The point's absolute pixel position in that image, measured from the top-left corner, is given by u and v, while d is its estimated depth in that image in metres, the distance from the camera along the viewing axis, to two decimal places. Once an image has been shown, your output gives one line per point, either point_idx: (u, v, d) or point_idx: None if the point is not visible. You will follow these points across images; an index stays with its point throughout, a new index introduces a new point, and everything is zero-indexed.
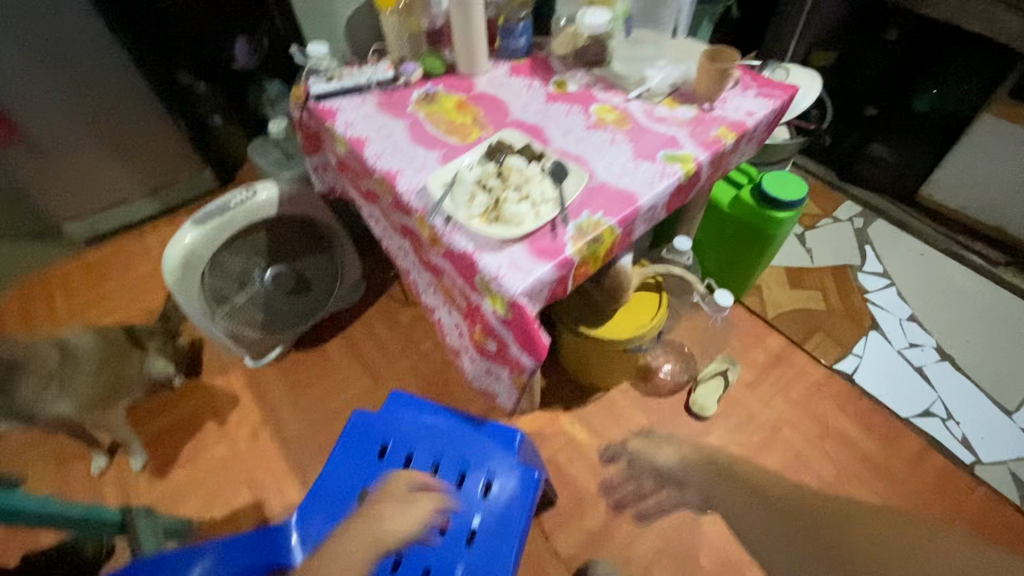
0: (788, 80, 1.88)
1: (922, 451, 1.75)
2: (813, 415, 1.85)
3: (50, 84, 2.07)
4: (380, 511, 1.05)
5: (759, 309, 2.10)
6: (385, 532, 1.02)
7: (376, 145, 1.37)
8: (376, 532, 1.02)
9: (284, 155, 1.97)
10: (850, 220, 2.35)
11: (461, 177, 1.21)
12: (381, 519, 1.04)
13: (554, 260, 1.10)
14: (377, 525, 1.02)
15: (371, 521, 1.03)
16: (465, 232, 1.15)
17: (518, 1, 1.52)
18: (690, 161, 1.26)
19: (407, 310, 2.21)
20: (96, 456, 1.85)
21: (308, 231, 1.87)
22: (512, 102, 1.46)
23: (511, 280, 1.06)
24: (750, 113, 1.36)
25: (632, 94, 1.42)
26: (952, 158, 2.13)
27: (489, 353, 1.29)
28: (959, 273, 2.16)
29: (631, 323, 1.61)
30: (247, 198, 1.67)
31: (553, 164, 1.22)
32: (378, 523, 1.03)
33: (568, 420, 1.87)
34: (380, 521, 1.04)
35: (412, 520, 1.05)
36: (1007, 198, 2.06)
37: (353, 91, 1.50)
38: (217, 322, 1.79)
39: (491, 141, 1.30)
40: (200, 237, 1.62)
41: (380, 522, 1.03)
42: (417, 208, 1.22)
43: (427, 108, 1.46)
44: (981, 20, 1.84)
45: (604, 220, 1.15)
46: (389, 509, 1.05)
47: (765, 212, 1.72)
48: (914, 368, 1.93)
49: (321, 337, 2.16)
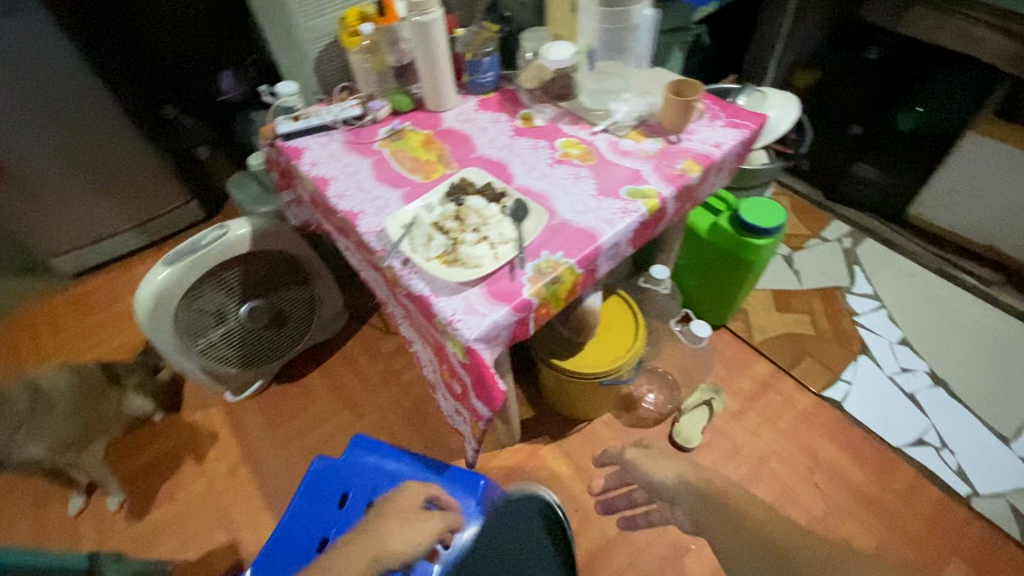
0: (765, 103, 1.86)
1: (915, 482, 1.69)
2: (801, 445, 1.79)
3: (35, 125, 2.08)
4: (389, 526, 1.05)
5: (745, 334, 2.06)
6: (390, 552, 1.02)
7: (340, 185, 1.36)
8: (379, 549, 1.02)
9: (262, 188, 1.97)
10: (838, 240, 2.31)
11: (419, 218, 1.19)
12: (386, 537, 1.03)
13: (512, 302, 1.06)
14: (384, 544, 1.03)
15: (380, 537, 1.03)
16: (422, 275, 1.12)
17: (484, 36, 1.52)
18: (654, 197, 1.24)
19: (388, 340, 2.20)
20: (74, 496, 1.84)
21: (285, 266, 1.86)
22: (478, 137, 1.45)
23: (465, 325, 1.03)
24: (717, 144, 1.34)
25: (598, 127, 1.41)
26: (939, 178, 2.08)
27: (455, 394, 1.25)
28: (951, 293, 2.11)
29: (609, 355, 1.57)
30: (219, 236, 1.66)
31: (513, 203, 1.21)
32: (388, 538, 1.03)
33: (548, 453, 1.83)
34: (388, 539, 1.04)
35: (426, 539, 1.05)
36: (998, 218, 2.01)
37: (321, 130, 1.50)
38: (191, 358, 1.78)
39: (453, 181, 1.29)
40: (172, 275, 1.61)
41: (385, 539, 1.03)
42: (376, 250, 1.20)
43: (394, 145, 1.45)
44: (962, 39, 1.81)
45: (563, 260, 1.12)
46: (397, 527, 1.04)
47: (743, 239, 1.69)
48: (905, 394, 1.87)
49: (303, 370, 2.14)
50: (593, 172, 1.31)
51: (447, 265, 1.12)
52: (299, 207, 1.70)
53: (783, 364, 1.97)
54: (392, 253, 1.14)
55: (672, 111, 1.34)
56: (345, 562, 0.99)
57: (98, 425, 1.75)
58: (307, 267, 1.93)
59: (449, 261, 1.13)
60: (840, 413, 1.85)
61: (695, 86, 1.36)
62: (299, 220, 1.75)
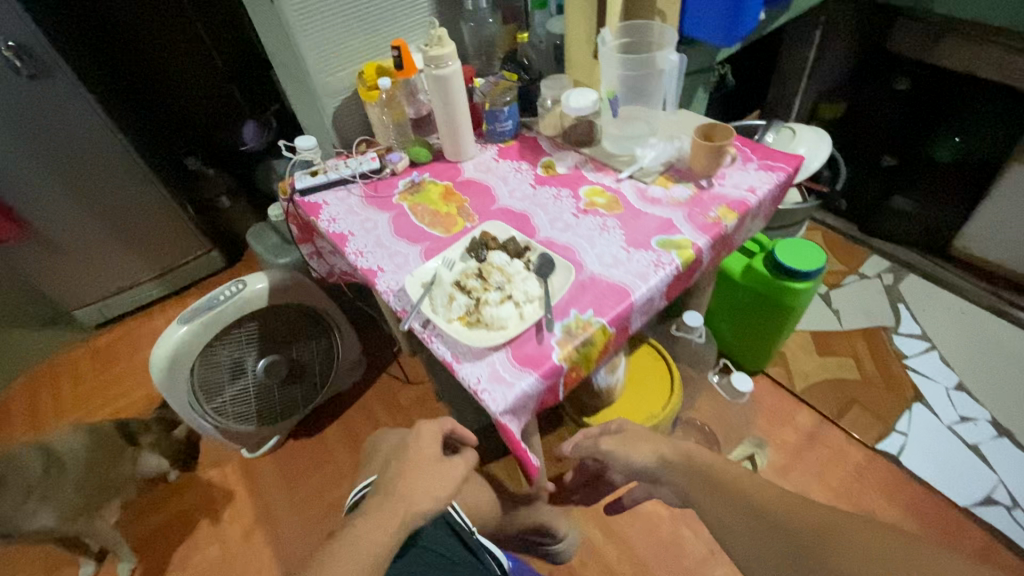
0: (794, 140, 1.79)
1: (988, 548, 1.52)
2: (856, 505, 1.64)
3: (61, 182, 2.13)
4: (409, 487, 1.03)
5: (785, 381, 1.93)
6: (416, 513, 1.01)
7: (358, 241, 1.32)
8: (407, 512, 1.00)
9: (281, 240, 1.93)
10: (878, 276, 2.18)
11: (440, 277, 1.12)
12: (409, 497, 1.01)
13: (540, 367, 0.98)
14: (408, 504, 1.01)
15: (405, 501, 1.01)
16: (444, 339, 1.05)
17: (502, 86, 1.50)
18: (688, 247, 1.16)
19: (407, 391, 2.12)
20: (85, 562, 1.77)
21: (302, 318, 1.82)
22: (499, 187, 1.40)
23: (492, 396, 0.95)
24: (752, 189, 1.27)
25: (623, 174, 1.36)
26: (982, 212, 1.96)
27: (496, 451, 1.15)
28: (1006, 332, 1.95)
29: (643, 412, 1.46)
30: (236, 291, 1.63)
31: (538, 258, 1.14)
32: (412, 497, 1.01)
33: (579, 515, 1.70)
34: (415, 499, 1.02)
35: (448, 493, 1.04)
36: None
37: (339, 184, 1.48)
38: (207, 416, 1.73)
39: (475, 235, 1.23)
40: (190, 332, 1.58)
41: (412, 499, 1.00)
42: (396, 311, 1.14)
43: (413, 198, 1.41)
44: (996, 67, 1.74)
45: (594, 319, 1.04)
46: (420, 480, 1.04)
47: (781, 283, 1.60)
48: (968, 446, 1.71)
49: (321, 423, 2.07)
50: (621, 222, 1.25)
51: (470, 328, 1.05)
52: (319, 258, 1.67)
53: (828, 414, 1.83)
54: (412, 315, 1.07)
55: (703, 155, 1.29)
56: (377, 526, 0.95)
57: (109, 486, 1.70)
58: (326, 318, 1.88)
59: (472, 323, 1.05)
60: (897, 467, 1.70)
61: (727, 130, 1.29)
62: (322, 272, 1.71)
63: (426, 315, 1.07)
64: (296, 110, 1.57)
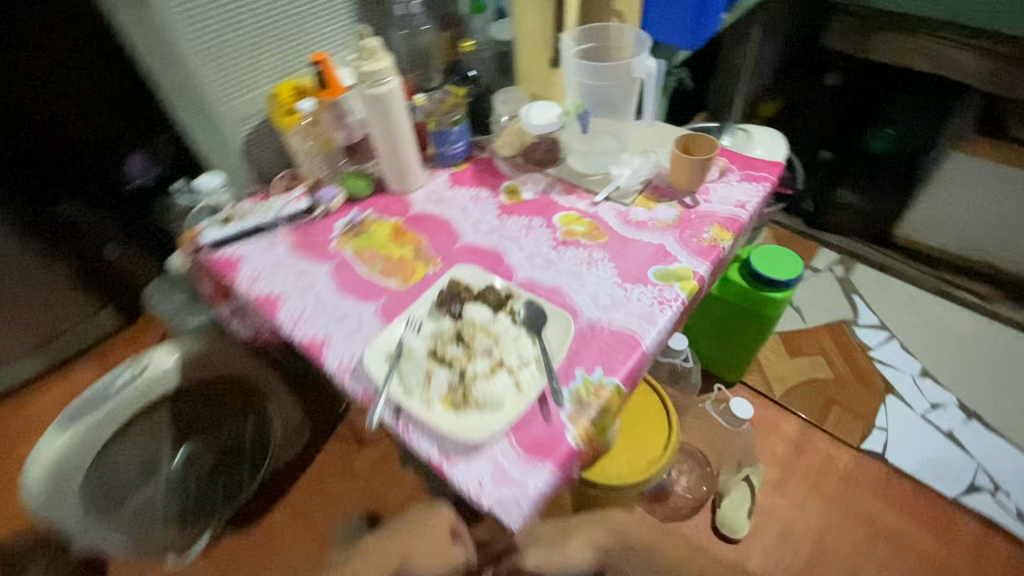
0: (751, 143, 1.72)
1: (982, 537, 1.52)
2: (853, 512, 1.59)
3: None
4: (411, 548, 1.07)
5: (763, 388, 1.87)
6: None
7: (294, 303, 1.06)
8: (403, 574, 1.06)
9: (189, 296, 1.55)
10: (830, 270, 2.20)
11: (408, 348, 0.89)
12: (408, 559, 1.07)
13: (555, 455, 0.79)
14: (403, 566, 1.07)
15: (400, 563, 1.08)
16: (426, 430, 0.83)
17: (451, 102, 1.31)
18: (690, 277, 1.02)
19: (362, 455, 1.84)
20: None
21: (225, 391, 1.49)
22: (459, 221, 1.20)
23: (504, 505, 0.75)
24: (741, 204, 1.16)
25: (600, 196, 1.20)
26: (922, 201, 2.03)
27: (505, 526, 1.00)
28: (953, 313, 2.03)
29: (643, 460, 1.30)
30: (133, 377, 1.26)
31: (525, 309, 0.95)
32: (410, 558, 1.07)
33: None
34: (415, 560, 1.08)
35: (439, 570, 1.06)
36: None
37: (258, 231, 1.20)
38: (112, 535, 1.36)
39: (442, 285, 1.02)
40: (73, 442, 1.19)
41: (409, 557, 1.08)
42: (355, 395, 0.90)
43: (355, 243, 1.17)
44: (931, 61, 1.77)
45: (606, 380, 0.87)
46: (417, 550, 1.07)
47: (760, 293, 1.51)
48: (944, 434, 1.73)
49: (262, 508, 1.75)
50: (609, 253, 1.09)
51: (458, 411, 0.83)
52: (235, 319, 1.32)
53: (813, 417, 1.79)
54: (379, 403, 0.84)
55: (687, 171, 1.15)
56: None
57: None
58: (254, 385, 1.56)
59: (459, 406, 0.84)
60: (884, 465, 1.68)
61: (711, 142, 1.15)
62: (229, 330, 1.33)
63: (397, 398, 0.84)
64: (196, 142, 1.26)
